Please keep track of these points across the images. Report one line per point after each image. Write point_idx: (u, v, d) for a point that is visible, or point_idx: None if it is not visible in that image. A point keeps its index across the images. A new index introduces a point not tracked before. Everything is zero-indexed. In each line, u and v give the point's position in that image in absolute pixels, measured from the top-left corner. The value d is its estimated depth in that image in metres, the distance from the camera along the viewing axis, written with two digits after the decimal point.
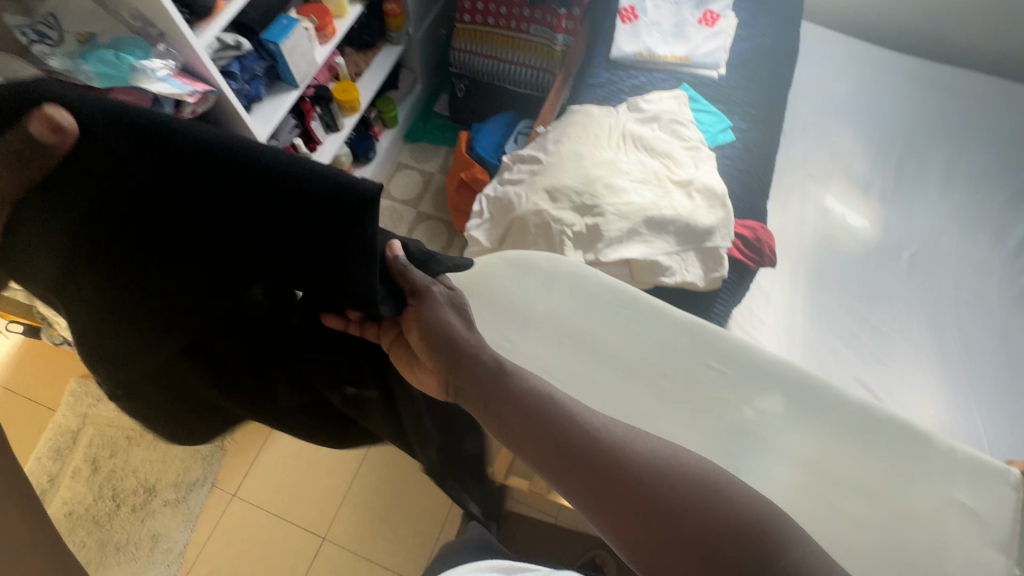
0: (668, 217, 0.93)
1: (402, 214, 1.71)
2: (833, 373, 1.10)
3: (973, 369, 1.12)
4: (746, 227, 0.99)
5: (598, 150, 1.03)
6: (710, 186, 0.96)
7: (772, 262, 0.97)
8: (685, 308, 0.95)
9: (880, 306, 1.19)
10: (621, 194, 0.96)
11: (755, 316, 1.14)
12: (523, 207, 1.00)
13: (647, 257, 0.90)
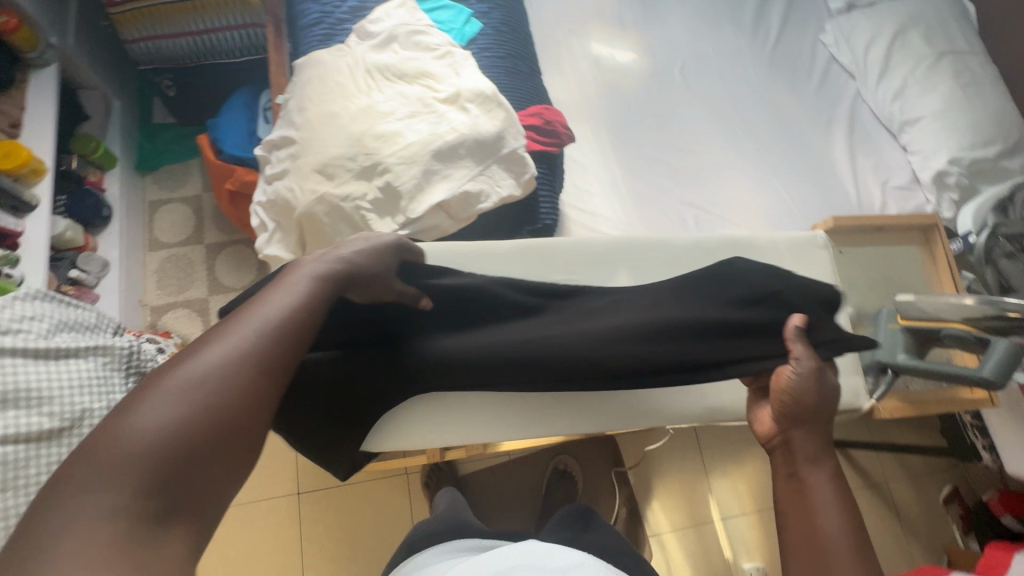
0: (453, 141, 0.84)
1: (190, 258, 1.43)
2: (664, 207, 1.17)
3: (761, 147, 1.26)
4: (532, 115, 0.92)
5: (349, 100, 0.88)
6: (478, 89, 0.86)
7: (571, 138, 0.94)
8: (516, 222, 0.91)
9: (677, 128, 1.26)
10: (395, 138, 0.84)
11: (582, 190, 1.15)
12: (302, 201, 0.85)
13: (454, 194, 0.84)
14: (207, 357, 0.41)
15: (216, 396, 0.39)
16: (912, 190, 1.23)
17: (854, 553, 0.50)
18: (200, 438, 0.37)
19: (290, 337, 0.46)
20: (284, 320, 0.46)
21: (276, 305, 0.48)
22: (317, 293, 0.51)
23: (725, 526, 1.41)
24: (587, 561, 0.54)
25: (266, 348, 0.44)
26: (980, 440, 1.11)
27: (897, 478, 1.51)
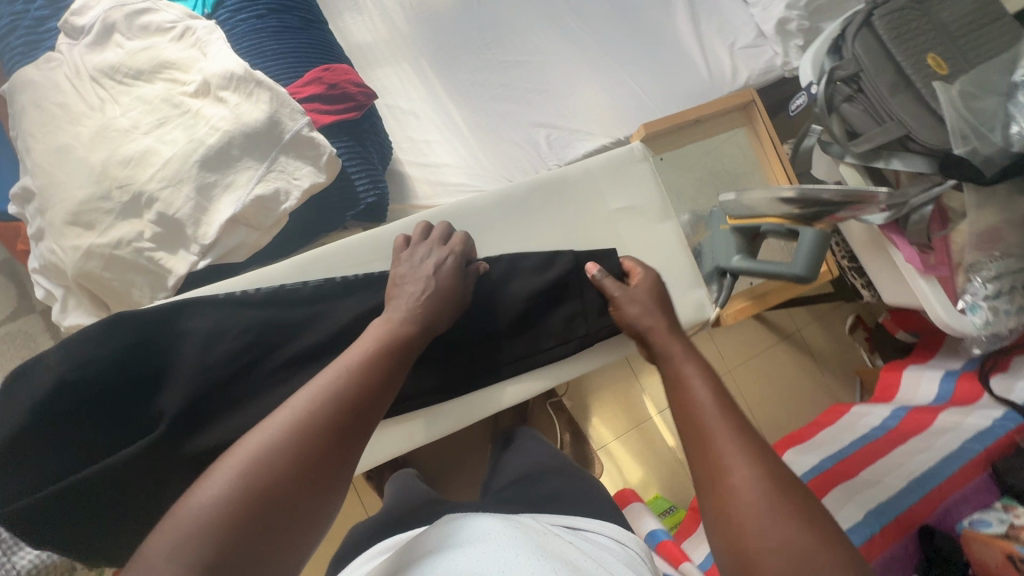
0: (218, 142, 0.70)
1: (27, 332, 1.25)
2: (513, 135, 1.07)
3: (601, 38, 1.16)
4: (309, 82, 0.78)
5: (80, 124, 0.71)
6: (226, 70, 0.71)
7: (369, 95, 0.81)
8: (335, 210, 0.80)
9: (508, 40, 1.13)
10: (149, 158, 0.69)
11: (418, 142, 1.03)
12: (69, 262, 0.71)
13: (243, 204, 0.71)
14: (283, 415, 0.45)
15: (293, 444, 0.43)
16: (759, 46, 1.15)
17: (739, 431, 0.47)
18: (274, 477, 0.41)
19: (361, 398, 0.49)
20: (354, 379, 0.50)
21: (344, 365, 0.51)
22: (387, 355, 0.54)
23: (662, 418, 1.48)
24: (498, 531, 0.50)
25: (339, 407, 0.47)
26: (859, 279, 1.16)
27: (808, 323, 1.60)
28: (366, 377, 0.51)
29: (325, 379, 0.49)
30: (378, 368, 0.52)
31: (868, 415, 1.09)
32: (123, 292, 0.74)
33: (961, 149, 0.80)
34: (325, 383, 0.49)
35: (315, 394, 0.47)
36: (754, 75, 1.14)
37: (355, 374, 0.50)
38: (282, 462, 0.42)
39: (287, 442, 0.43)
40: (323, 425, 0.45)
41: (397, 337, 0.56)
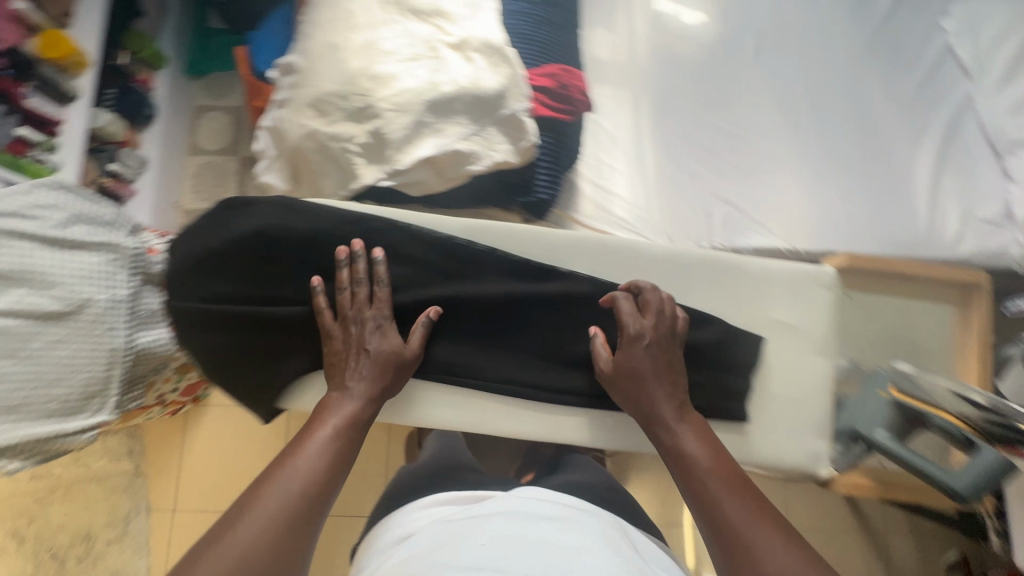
0: (450, 94, 0.77)
1: (225, 169, 1.48)
2: (692, 198, 1.05)
3: (827, 144, 1.09)
4: (545, 75, 0.83)
5: (354, 33, 0.82)
6: (488, 40, 0.78)
7: (587, 107, 0.84)
8: (507, 190, 0.85)
9: (732, 109, 1.11)
10: (391, 82, 0.79)
11: (603, 164, 1.05)
12: (294, 135, 0.84)
13: (443, 150, 0.78)
14: (275, 488, 0.60)
15: (291, 508, 0.59)
16: (1000, 226, 1.02)
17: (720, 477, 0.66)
18: (260, 548, 0.55)
19: (335, 475, 0.64)
20: (310, 474, 0.62)
21: (321, 444, 0.66)
22: (347, 431, 0.68)
23: (692, 533, 1.38)
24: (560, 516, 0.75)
25: (314, 484, 0.62)
26: (992, 522, 0.98)
27: (899, 532, 1.39)
28: (324, 471, 0.63)
29: (316, 458, 0.64)
30: (345, 454, 0.67)
31: None
32: (317, 175, 0.86)
33: None
34: (310, 460, 0.64)
35: (309, 473, 0.62)
36: (979, 252, 1.01)
37: (329, 456, 0.65)
38: (270, 530, 0.56)
39: (277, 519, 0.58)
40: (301, 501, 0.60)
41: (358, 415, 0.70)
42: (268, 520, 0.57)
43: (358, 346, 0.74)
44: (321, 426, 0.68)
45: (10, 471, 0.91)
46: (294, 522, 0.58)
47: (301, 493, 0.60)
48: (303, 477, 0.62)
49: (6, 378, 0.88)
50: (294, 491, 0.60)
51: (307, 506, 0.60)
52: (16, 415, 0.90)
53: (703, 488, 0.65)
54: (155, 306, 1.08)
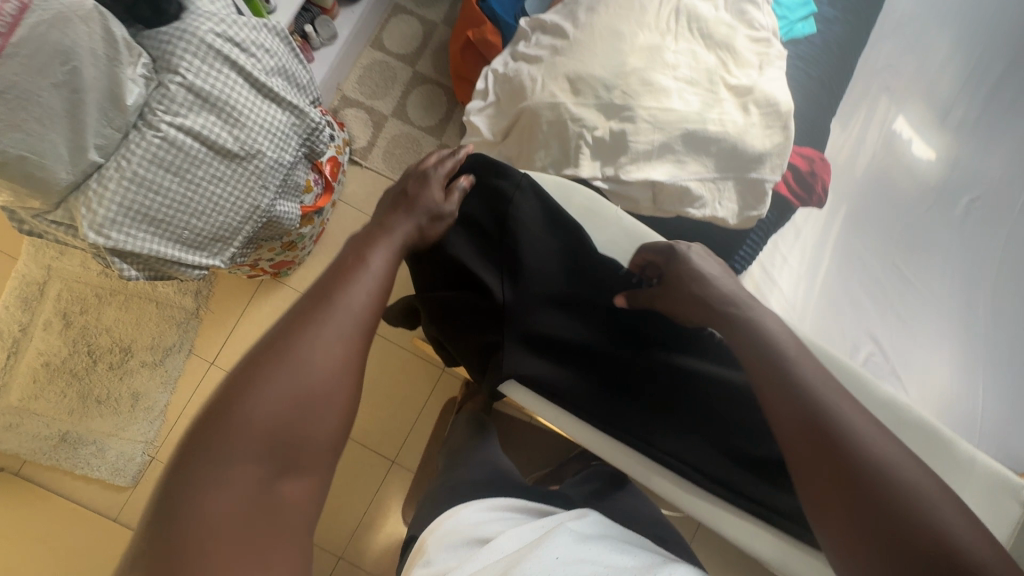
0: (713, 133, 0.75)
1: (396, 75, 1.46)
2: (846, 326, 1.02)
3: (994, 336, 1.05)
4: (800, 155, 0.81)
5: (642, 30, 0.80)
6: (772, 98, 0.75)
7: (821, 203, 0.81)
8: (707, 247, 0.82)
9: (919, 256, 1.08)
10: (660, 96, 0.76)
11: (779, 253, 1.03)
12: (536, 98, 0.81)
13: (674, 182, 0.76)
14: (301, 348, 0.52)
15: (300, 393, 0.50)
16: None
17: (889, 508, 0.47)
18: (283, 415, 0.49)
19: (350, 349, 0.54)
20: (347, 343, 0.54)
21: (356, 309, 0.56)
22: (377, 303, 0.58)
23: None
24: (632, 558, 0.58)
25: (351, 347, 0.54)
26: None
27: None
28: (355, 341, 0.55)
29: (324, 348, 0.53)
30: (360, 324, 0.56)
31: None
32: (535, 145, 0.83)
33: None
34: (326, 341, 0.53)
35: (326, 358, 0.52)
36: None
37: (356, 329, 0.56)
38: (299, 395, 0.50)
39: (311, 383, 0.51)
40: (307, 386, 0.51)
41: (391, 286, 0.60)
42: (303, 382, 0.50)
43: (403, 192, 0.66)
44: (343, 290, 0.56)
45: (122, 276, 0.91)
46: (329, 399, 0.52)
47: (336, 359, 0.53)
48: (332, 337, 0.54)
49: (161, 192, 0.87)
50: (331, 350, 0.53)
51: (344, 374, 0.53)
52: (152, 228, 0.88)
53: (824, 407, 0.53)
54: (300, 182, 1.09)
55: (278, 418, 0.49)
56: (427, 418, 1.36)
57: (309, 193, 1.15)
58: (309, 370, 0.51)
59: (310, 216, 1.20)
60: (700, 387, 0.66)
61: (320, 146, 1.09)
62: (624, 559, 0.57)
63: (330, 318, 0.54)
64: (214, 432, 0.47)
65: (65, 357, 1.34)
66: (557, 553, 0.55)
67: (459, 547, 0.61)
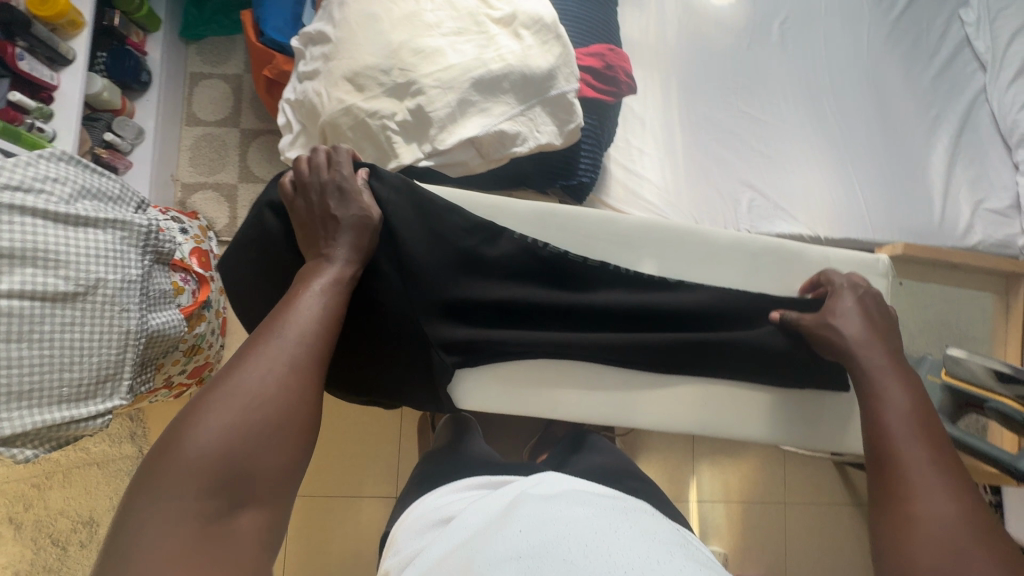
0: (498, 71, 0.75)
1: (225, 141, 1.41)
2: (720, 184, 1.06)
3: (848, 133, 1.11)
4: (592, 54, 0.81)
5: (395, 3, 0.78)
6: (536, 13, 0.76)
7: (631, 90, 0.83)
8: (550, 173, 0.83)
9: (757, 94, 1.11)
10: (436, 57, 0.76)
11: (634, 147, 1.05)
12: (328, 110, 0.79)
13: (488, 131, 0.76)
14: (243, 370, 0.47)
15: (248, 419, 0.45)
16: (1008, 217, 1.07)
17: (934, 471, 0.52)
18: (234, 434, 0.44)
19: (304, 381, 0.50)
20: (292, 356, 0.50)
21: (301, 324, 0.52)
22: (329, 321, 0.54)
23: (699, 508, 1.44)
24: (598, 506, 0.50)
25: (298, 363, 0.50)
26: (988, 495, 1.05)
27: None
28: (301, 356, 0.50)
29: (270, 371, 0.48)
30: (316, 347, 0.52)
31: None
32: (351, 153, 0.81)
33: None
34: (272, 363, 0.49)
35: (271, 382, 0.48)
36: (988, 242, 1.05)
37: (304, 345, 0.51)
38: (245, 418, 0.45)
39: (259, 403, 0.46)
40: (260, 410, 0.46)
41: (342, 295, 0.56)
42: (249, 405, 0.46)
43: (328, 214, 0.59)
44: (287, 314, 0.52)
45: (22, 460, 0.87)
46: (281, 421, 0.47)
47: (279, 379, 0.48)
48: (277, 355, 0.49)
49: (16, 364, 0.83)
50: (276, 369, 0.48)
51: (292, 390, 0.48)
52: (29, 401, 0.85)
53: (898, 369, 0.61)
54: (165, 288, 1.05)
55: (224, 443, 0.43)
56: (408, 444, 1.36)
57: (182, 293, 1.11)
58: (257, 392, 0.47)
59: (199, 313, 1.15)
60: (591, 317, 0.69)
61: (167, 245, 1.04)
62: (585, 509, 0.49)
63: (272, 338, 0.50)
64: (155, 466, 0.42)
65: (32, 558, 1.27)
66: (517, 526, 0.46)
67: (424, 531, 0.62)
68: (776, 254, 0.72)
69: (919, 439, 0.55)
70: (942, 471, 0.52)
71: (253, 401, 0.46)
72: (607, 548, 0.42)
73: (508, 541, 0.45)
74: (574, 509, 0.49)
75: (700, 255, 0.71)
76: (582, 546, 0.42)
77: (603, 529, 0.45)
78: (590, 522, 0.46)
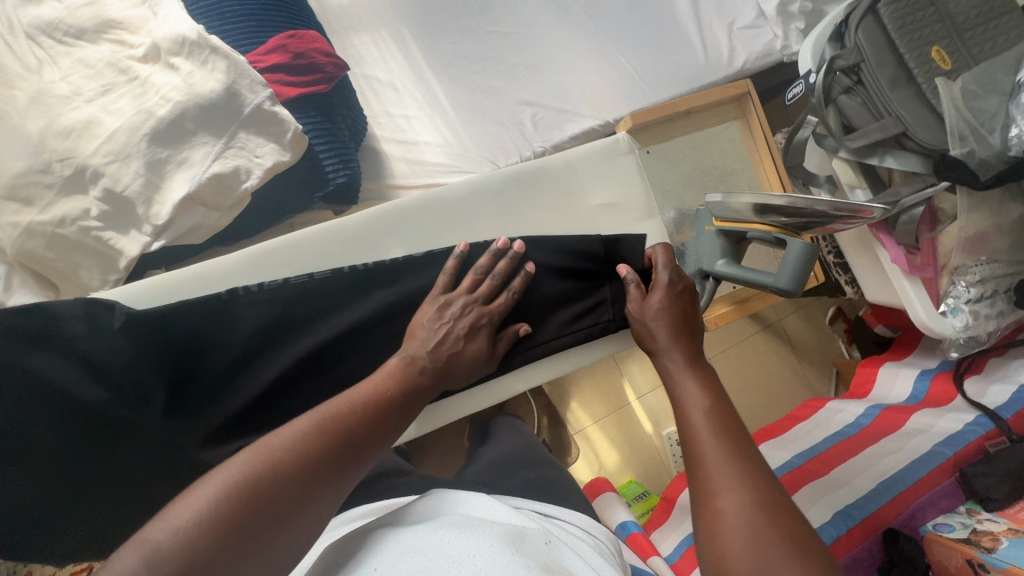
0: (171, 116, 0.64)
1: None
2: (499, 113, 1.01)
3: (594, 9, 1.09)
4: (270, 51, 0.72)
5: (15, 88, 0.65)
6: (177, 34, 0.65)
7: (340, 66, 0.76)
8: (301, 191, 0.76)
9: (494, 8, 1.06)
10: (93, 129, 0.64)
11: (397, 117, 0.98)
12: (6, 240, 0.65)
13: (199, 182, 0.66)
14: (315, 413, 0.45)
15: (289, 459, 0.40)
16: (758, 27, 1.10)
17: (718, 442, 0.45)
18: (274, 472, 0.39)
19: (358, 455, 0.44)
20: (363, 417, 0.46)
21: (372, 393, 0.49)
22: (403, 399, 0.51)
23: (641, 403, 1.49)
24: (472, 527, 0.46)
25: (366, 430, 0.45)
26: (844, 276, 1.15)
27: (790, 314, 1.59)
28: (373, 421, 0.47)
29: (322, 420, 0.44)
30: (350, 421, 0.45)
31: (843, 412, 1.10)
32: (68, 272, 0.69)
33: (959, 150, 0.77)
34: (334, 413, 0.45)
35: (320, 422, 0.44)
36: (752, 57, 1.09)
37: (376, 411, 0.48)
38: (296, 460, 0.40)
39: (308, 449, 0.41)
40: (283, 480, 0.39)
41: (413, 379, 0.53)
42: (294, 448, 0.41)
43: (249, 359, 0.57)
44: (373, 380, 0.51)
45: None
46: (315, 485, 0.40)
47: (337, 424, 0.44)
48: (336, 408, 0.46)
49: None
50: (330, 423, 0.44)
51: (341, 454, 0.43)
52: None
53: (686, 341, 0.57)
54: None
55: (255, 484, 0.38)
56: None
57: None
58: (320, 447, 0.42)
59: None
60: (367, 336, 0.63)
61: None
62: (450, 531, 0.45)
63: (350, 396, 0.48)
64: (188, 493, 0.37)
65: None
66: (375, 564, 0.42)
67: None
68: (525, 180, 0.68)
69: (718, 436, 0.45)
70: (729, 445, 0.44)
71: (308, 452, 0.41)
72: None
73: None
74: (442, 529, 0.45)
75: (443, 218, 0.65)
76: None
77: (467, 554, 0.42)
78: (449, 553, 0.42)
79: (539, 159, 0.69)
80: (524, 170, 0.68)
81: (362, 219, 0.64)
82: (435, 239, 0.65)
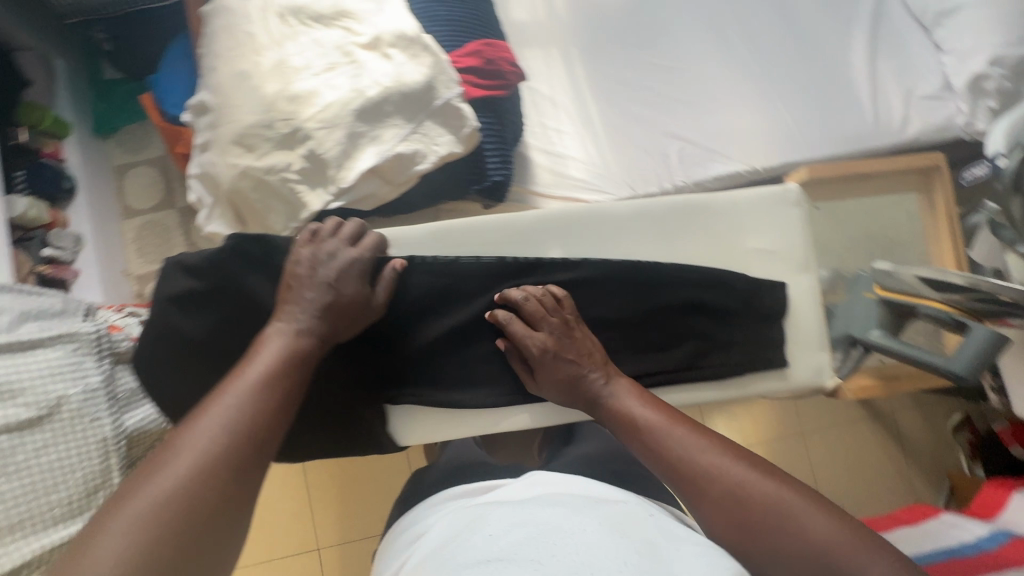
0: (377, 97, 0.74)
1: (165, 224, 1.41)
2: (645, 142, 1.04)
3: (763, 57, 1.08)
4: (468, 54, 0.80)
5: (261, 55, 0.77)
6: (399, 31, 0.76)
7: (520, 77, 0.82)
8: (461, 182, 0.83)
9: (661, 43, 1.09)
10: (313, 98, 0.75)
11: (550, 130, 1.03)
12: (225, 177, 0.78)
13: (384, 158, 0.75)
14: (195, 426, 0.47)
15: (190, 481, 0.44)
16: (940, 100, 1.03)
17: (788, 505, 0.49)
18: (175, 501, 0.42)
19: (242, 465, 0.47)
20: (246, 425, 0.48)
21: (244, 386, 0.51)
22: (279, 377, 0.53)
23: None
24: (579, 506, 0.50)
25: (246, 440, 0.48)
26: (988, 379, 1.03)
27: (906, 408, 1.45)
28: (256, 429, 0.49)
29: (207, 434, 0.46)
30: (249, 438, 0.48)
31: (960, 529, 0.98)
32: (261, 213, 0.80)
33: None
34: (213, 424, 0.47)
35: (211, 439, 0.46)
36: (926, 129, 1.02)
37: (256, 410, 0.49)
38: (195, 485, 0.44)
39: (197, 469, 0.44)
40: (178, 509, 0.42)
41: (297, 351, 0.55)
42: (188, 471, 0.44)
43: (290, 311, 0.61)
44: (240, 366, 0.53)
45: None
46: (214, 510, 0.44)
47: (223, 430, 0.47)
48: (222, 415, 0.48)
49: None
50: (219, 437, 0.46)
51: (239, 463, 0.46)
52: None
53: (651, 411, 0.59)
54: None
55: (160, 507, 0.42)
56: None
57: None
58: (207, 467, 0.45)
59: None
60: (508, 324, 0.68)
61: None
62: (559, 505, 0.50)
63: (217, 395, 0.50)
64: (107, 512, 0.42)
65: None
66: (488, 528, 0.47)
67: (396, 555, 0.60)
68: (690, 212, 0.71)
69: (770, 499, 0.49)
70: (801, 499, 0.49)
71: (198, 474, 0.44)
72: (586, 551, 0.43)
73: (477, 549, 0.45)
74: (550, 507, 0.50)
75: (603, 231, 0.70)
76: (558, 548, 0.43)
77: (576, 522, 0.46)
78: (565, 522, 0.47)
79: (709, 195, 0.71)
80: (691, 202, 0.71)
81: (534, 218, 0.70)
82: (592, 249, 0.70)
